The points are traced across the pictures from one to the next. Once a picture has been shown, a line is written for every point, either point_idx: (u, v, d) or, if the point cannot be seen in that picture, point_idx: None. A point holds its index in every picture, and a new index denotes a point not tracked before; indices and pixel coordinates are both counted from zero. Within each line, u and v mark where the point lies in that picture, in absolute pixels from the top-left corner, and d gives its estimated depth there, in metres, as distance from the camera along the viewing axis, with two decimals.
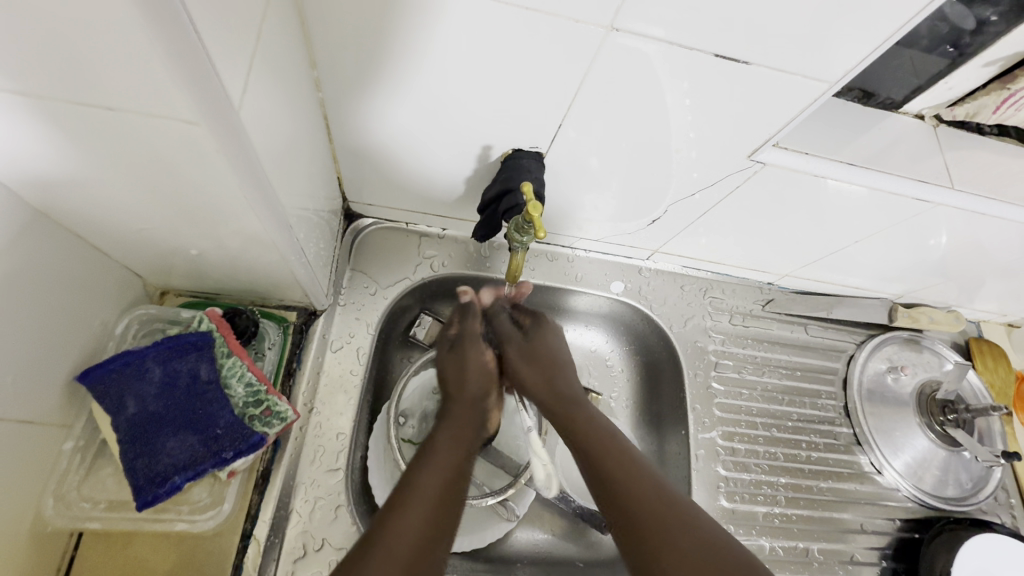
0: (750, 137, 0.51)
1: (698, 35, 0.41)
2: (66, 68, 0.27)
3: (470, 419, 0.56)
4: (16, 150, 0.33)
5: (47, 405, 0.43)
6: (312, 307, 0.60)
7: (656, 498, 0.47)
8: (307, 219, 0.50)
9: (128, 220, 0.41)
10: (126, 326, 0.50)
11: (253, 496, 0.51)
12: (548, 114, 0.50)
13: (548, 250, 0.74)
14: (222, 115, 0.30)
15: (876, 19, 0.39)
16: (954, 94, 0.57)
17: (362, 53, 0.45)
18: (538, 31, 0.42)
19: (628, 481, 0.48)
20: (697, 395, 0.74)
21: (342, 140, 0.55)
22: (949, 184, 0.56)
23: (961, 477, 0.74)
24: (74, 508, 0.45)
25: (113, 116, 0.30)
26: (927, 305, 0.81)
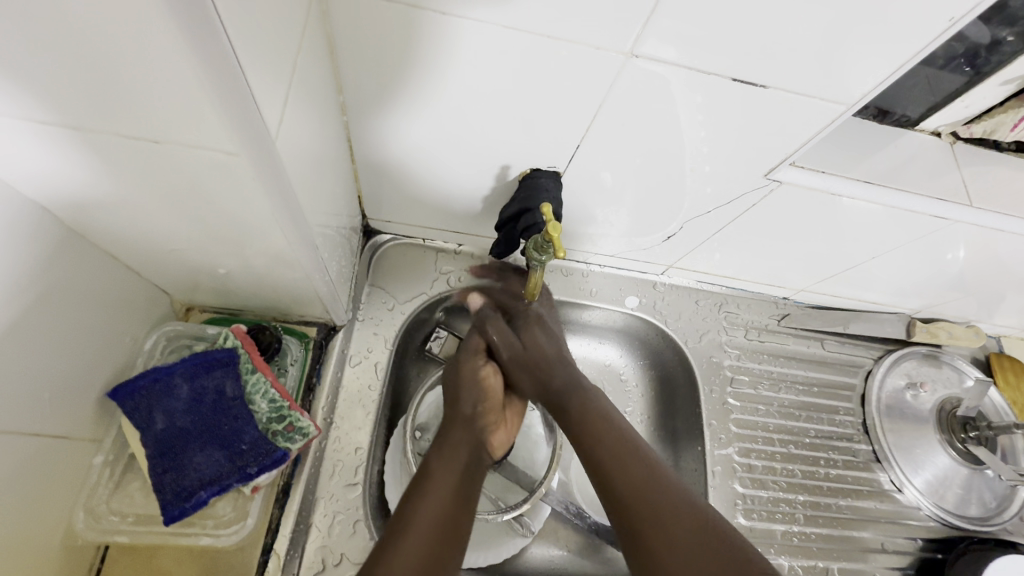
0: (767, 156, 0.52)
1: (717, 60, 0.42)
2: (116, 104, 0.28)
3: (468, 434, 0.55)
4: (59, 175, 0.34)
5: (79, 420, 0.44)
6: (332, 322, 0.61)
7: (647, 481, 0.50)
8: (331, 238, 0.51)
9: (161, 241, 0.43)
10: (153, 342, 0.51)
11: (274, 511, 0.52)
12: (566, 136, 0.51)
13: (563, 265, 0.75)
14: (260, 145, 0.31)
15: (895, 44, 0.40)
16: (971, 112, 0.58)
17: (386, 79, 0.46)
18: (560, 57, 0.43)
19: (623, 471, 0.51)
20: (713, 410, 0.73)
21: (364, 160, 0.56)
22: (967, 202, 0.56)
23: (984, 495, 0.73)
24: (103, 521, 0.45)
25: (156, 147, 0.31)
26: (945, 320, 0.80)
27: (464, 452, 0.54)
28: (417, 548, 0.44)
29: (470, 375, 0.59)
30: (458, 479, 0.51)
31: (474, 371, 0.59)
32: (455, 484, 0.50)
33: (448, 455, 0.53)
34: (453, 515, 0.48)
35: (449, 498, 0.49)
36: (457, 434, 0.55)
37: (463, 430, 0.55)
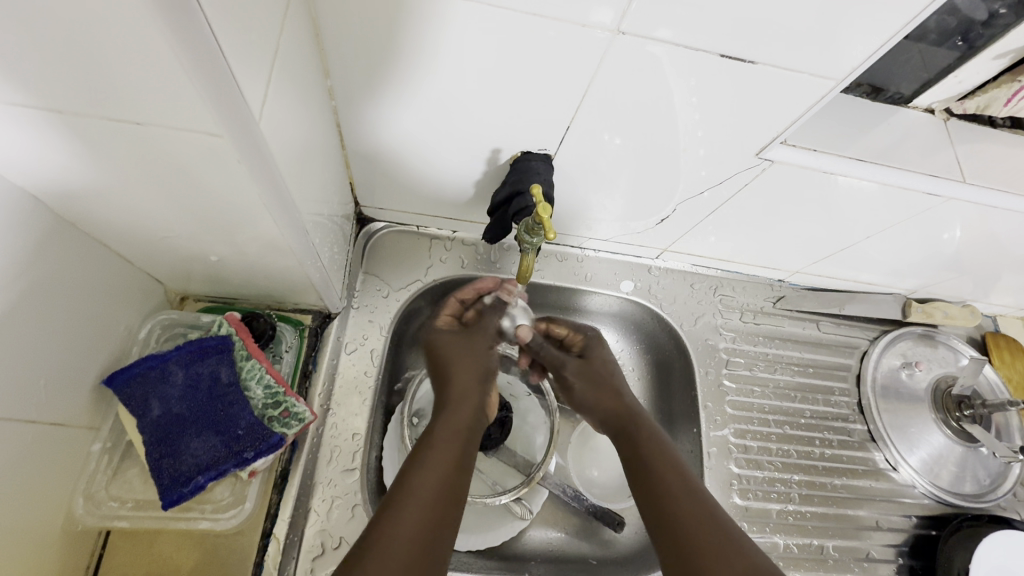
0: (759, 135, 0.51)
1: (706, 36, 0.42)
2: (97, 86, 0.28)
3: (467, 407, 0.54)
4: (44, 161, 0.34)
5: (75, 408, 0.44)
6: (326, 310, 0.61)
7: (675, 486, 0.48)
8: (322, 225, 0.51)
9: (150, 228, 0.42)
10: (148, 330, 0.52)
11: (273, 496, 0.53)
12: (556, 118, 0.51)
13: (558, 251, 0.75)
14: (244, 125, 0.31)
15: (884, 14, 0.39)
16: (964, 88, 0.57)
17: (374, 63, 0.46)
18: (547, 37, 0.42)
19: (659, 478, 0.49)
20: (709, 393, 0.74)
21: (354, 146, 0.56)
22: (960, 178, 0.55)
23: (979, 473, 0.74)
24: (102, 507, 0.46)
25: (140, 130, 0.31)
26: (941, 300, 0.80)
27: (466, 417, 0.53)
28: (418, 508, 0.43)
29: (475, 350, 0.59)
30: (461, 442, 0.50)
31: (479, 349, 0.59)
32: (459, 449, 0.50)
33: (450, 419, 0.52)
34: (456, 476, 0.47)
35: (452, 461, 0.48)
36: (456, 401, 0.54)
37: (461, 392, 0.55)
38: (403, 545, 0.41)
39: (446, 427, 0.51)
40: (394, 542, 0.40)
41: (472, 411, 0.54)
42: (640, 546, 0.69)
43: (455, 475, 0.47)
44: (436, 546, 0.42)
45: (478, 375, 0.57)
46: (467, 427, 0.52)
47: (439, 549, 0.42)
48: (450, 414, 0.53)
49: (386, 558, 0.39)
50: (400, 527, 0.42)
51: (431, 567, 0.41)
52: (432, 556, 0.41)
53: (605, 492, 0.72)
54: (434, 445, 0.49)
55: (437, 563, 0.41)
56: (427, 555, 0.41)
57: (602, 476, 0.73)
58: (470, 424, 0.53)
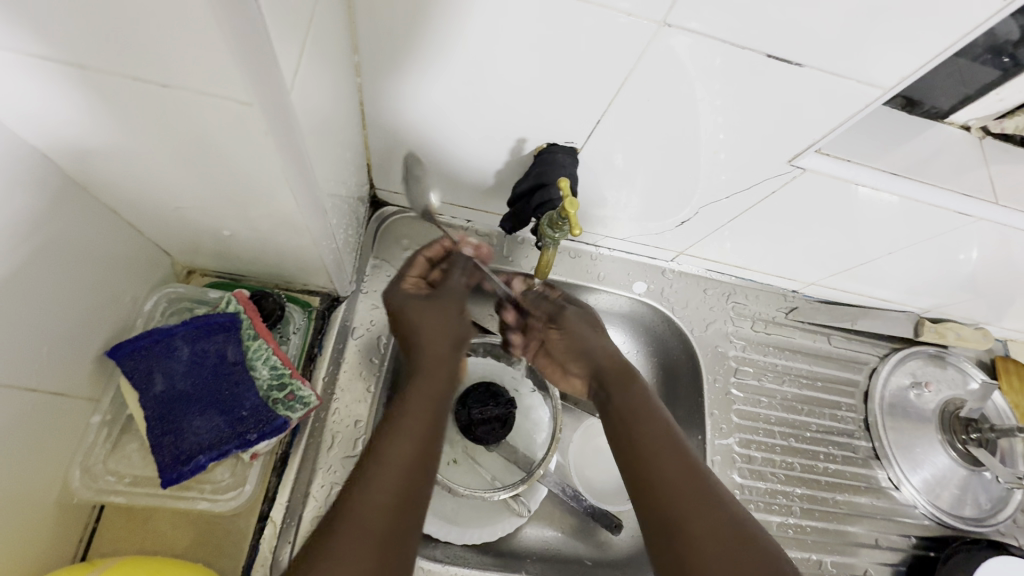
0: (792, 142, 0.50)
1: (752, 34, 0.40)
2: (125, 45, 0.27)
3: (441, 372, 0.51)
4: (58, 117, 0.32)
5: (76, 378, 0.43)
6: (335, 293, 0.60)
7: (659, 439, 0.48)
8: (338, 205, 0.49)
9: (164, 197, 0.41)
10: (154, 303, 0.50)
11: (272, 479, 0.52)
12: (587, 109, 0.49)
13: (572, 247, 0.74)
14: (274, 95, 0.29)
15: (937, 25, 0.38)
16: (1004, 106, 0.56)
17: (406, 38, 0.44)
18: (583, 25, 0.41)
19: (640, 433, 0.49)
20: (716, 400, 0.73)
21: (375, 124, 0.54)
22: (992, 199, 0.54)
23: (980, 497, 0.73)
24: (99, 481, 0.45)
25: (164, 92, 0.30)
26: (954, 321, 0.79)
27: (440, 380, 0.50)
28: (391, 478, 0.42)
29: (444, 310, 0.55)
30: (436, 405, 0.48)
31: (452, 315, 0.55)
32: (430, 415, 0.47)
33: (423, 384, 0.49)
34: (429, 443, 0.46)
35: (426, 429, 0.46)
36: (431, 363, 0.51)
37: (439, 356, 0.52)
38: (374, 516, 0.40)
39: (420, 392, 0.49)
40: (367, 516, 0.40)
41: (447, 372, 0.51)
42: (636, 549, 0.69)
43: (426, 441, 0.46)
44: (410, 515, 0.41)
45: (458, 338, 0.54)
46: (440, 391, 0.50)
47: (414, 515, 0.42)
48: (423, 380, 0.50)
49: (358, 532, 0.39)
50: (373, 497, 0.41)
51: (404, 535, 0.40)
52: (407, 521, 0.41)
53: (604, 494, 0.72)
54: (407, 410, 0.47)
55: (410, 530, 0.41)
56: (401, 520, 0.41)
57: (601, 478, 0.73)
58: (445, 388, 0.50)
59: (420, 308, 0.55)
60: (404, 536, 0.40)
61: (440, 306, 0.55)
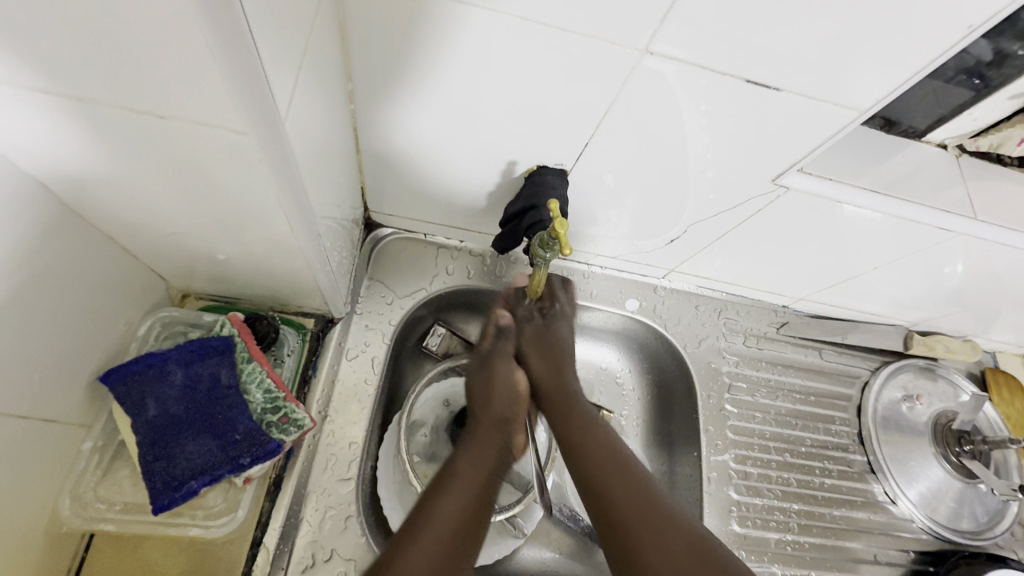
0: (775, 162, 0.52)
1: (730, 62, 0.42)
2: (125, 79, 0.27)
3: (492, 441, 0.54)
4: (57, 147, 0.33)
5: (68, 405, 0.43)
6: (330, 315, 0.60)
7: (606, 456, 0.51)
8: (333, 228, 0.50)
9: (161, 223, 0.42)
10: (148, 328, 0.50)
11: (265, 504, 0.51)
12: (576, 133, 0.51)
13: (564, 266, 0.75)
14: (270, 125, 0.30)
15: (908, 48, 0.40)
16: (977, 125, 0.58)
17: (399, 69, 0.45)
18: (570, 52, 0.42)
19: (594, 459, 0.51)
20: (710, 416, 0.73)
21: (369, 149, 0.55)
22: (971, 215, 0.56)
23: (976, 510, 0.73)
24: (89, 509, 0.44)
25: (163, 124, 0.31)
26: (942, 334, 0.80)
27: (492, 450, 0.54)
28: (438, 540, 0.44)
29: (502, 381, 0.58)
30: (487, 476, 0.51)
31: (504, 382, 0.58)
32: (479, 483, 0.50)
33: (475, 450, 0.53)
34: (476, 509, 0.48)
35: (475, 494, 0.49)
36: (482, 433, 0.55)
37: (490, 428, 0.55)
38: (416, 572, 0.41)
39: (472, 460, 0.52)
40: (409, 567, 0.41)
41: (499, 445, 0.54)
42: None
43: (473, 508, 0.48)
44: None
45: (506, 414, 0.57)
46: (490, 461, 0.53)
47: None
48: (475, 447, 0.53)
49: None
50: (421, 553, 0.43)
51: None
52: None
53: None
54: (458, 474, 0.50)
55: None
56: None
57: None
58: (495, 460, 0.53)
59: (478, 377, 0.59)
60: None
61: (495, 375, 0.59)
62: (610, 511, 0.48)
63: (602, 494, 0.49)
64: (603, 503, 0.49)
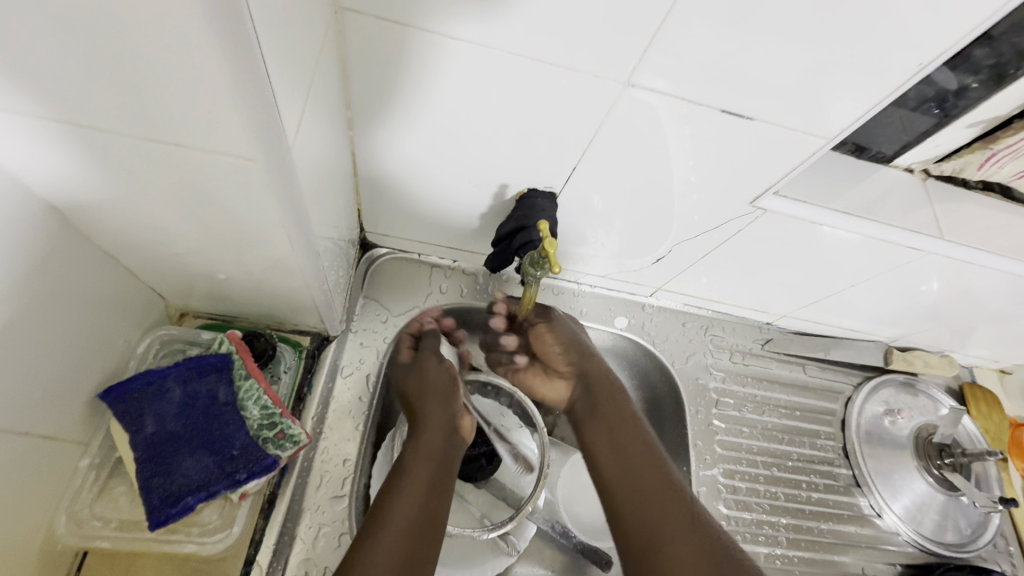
0: (752, 185, 0.54)
1: (707, 94, 0.45)
2: (142, 110, 0.29)
3: (438, 433, 0.55)
4: (72, 172, 0.34)
5: (68, 422, 0.43)
6: (325, 333, 0.61)
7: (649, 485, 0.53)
8: (331, 248, 0.52)
9: (165, 244, 0.43)
10: (147, 346, 0.51)
11: (259, 521, 0.52)
12: (564, 158, 0.53)
13: (554, 284, 0.77)
14: (279, 153, 0.32)
15: (869, 82, 0.43)
16: (941, 151, 0.61)
17: (396, 99, 0.48)
18: (558, 83, 0.45)
19: (636, 474, 0.54)
20: (698, 431, 0.75)
21: (365, 173, 0.57)
22: (938, 235, 0.59)
23: (959, 522, 0.75)
24: (85, 526, 0.45)
25: (175, 151, 0.32)
26: (921, 349, 0.83)
27: (438, 439, 0.54)
28: (397, 536, 0.44)
29: (428, 371, 0.59)
30: (434, 465, 0.52)
31: (439, 371, 0.60)
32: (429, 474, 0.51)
33: (420, 445, 0.53)
34: (431, 501, 0.49)
35: (427, 486, 0.50)
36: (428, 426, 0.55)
37: (436, 420, 0.55)
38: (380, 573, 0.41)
39: (419, 454, 0.52)
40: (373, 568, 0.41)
41: (443, 435, 0.55)
42: None
43: (426, 499, 0.49)
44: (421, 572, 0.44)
45: (445, 398, 0.58)
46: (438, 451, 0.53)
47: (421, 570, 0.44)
48: (420, 441, 0.54)
49: None
50: (382, 551, 0.43)
51: None
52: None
53: (594, 531, 0.72)
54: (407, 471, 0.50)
55: None
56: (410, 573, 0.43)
57: (590, 514, 0.72)
58: (442, 450, 0.54)
59: (403, 374, 0.60)
60: None
61: (427, 368, 0.60)
62: (647, 532, 0.50)
63: (634, 508, 0.52)
64: (640, 516, 0.52)
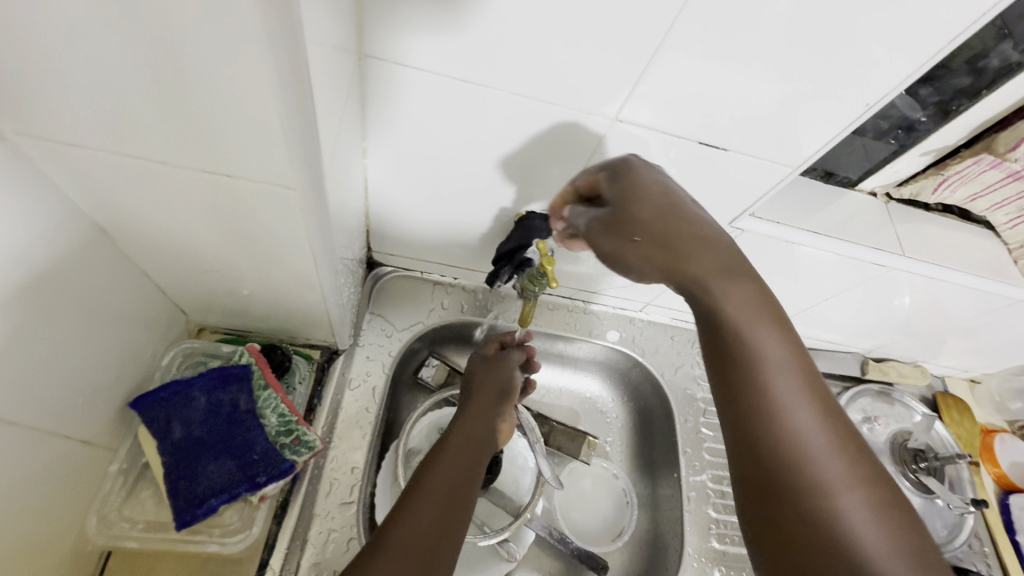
0: (730, 208, 0.60)
1: (687, 128, 0.50)
2: (197, 146, 0.34)
3: (479, 422, 0.58)
4: (124, 198, 0.39)
5: (101, 428, 0.47)
6: (334, 346, 0.65)
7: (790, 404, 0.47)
8: (346, 267, 0.56)
9: (197, 262, 0.47)
10: (170, 358, 0.55)
11: (272, 526, 0.54)
12: (560, 183, 0.58)
13: (550, 300, 0.81)
14: (313, 182, 0.37)
15: (828, 118, 0.49)
16: (901, 177, 0.67)
17: (409, 134, 0.53)
18: (555, 118, 0.50)
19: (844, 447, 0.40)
20: (688, 439, 0.78)
21: (376, 199, 0.62)
22: (900, 252, 0.64)
23: (936, 524, 0.79)
24: (114, 527, 0.47)
25: (220, 181, 0.37)
26: (895, 360, 0.88)
27: (481, 425, 0.58)
28: (429, 508, 0.47)
29: (493, 367, 0.64)
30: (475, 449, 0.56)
31: (502, 368, 0.64)
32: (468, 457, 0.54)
33: (463, 428, 0.57)
34: (467, 481, 0.52)
35: (463, 467, 0.53)
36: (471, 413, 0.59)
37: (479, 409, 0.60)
38: (412, 537, 0.44)
39: (461, 436, 0.56)
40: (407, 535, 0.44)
41: (488, 425, 0.59)
42: None
43: (463, 478, 0.52)
44: (447, 541, 0.46)
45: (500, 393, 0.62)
46: (477, 435, 0.57)
47: (448, 541, 0.46)
48: (464, 426, 0.58)
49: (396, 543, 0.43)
50: (415, 517, 0.46)
51: (439, 552, 0.45)
52: (442, 546, 0.45)
53: (590, 535, 0.74)
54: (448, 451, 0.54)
55: (444, 552, 0.45)
56: (437, 540, 0.45)
57: (585, 520, 0.75)
58: (483, 436, 0.58)
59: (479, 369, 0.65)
60: (436, 559, 0.44)
61: (498, 365, 0.65)
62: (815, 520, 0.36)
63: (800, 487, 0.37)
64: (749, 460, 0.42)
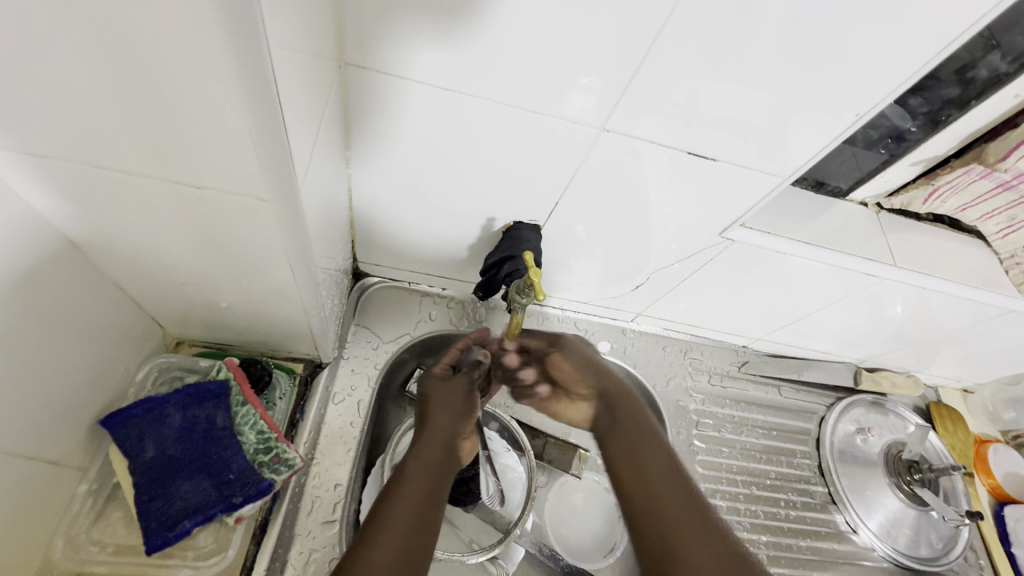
0: (720, 218, 0.59)
1: (675, 139, 0.50)
2: (167, 157, 0.33)
3: (437, 446, 0.56)
4: (91, 211, 0.37)
5: (69, 448, 0.45)
6: (317, 360, 0.63)
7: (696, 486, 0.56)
8: (328, 278, 0.55)
9: (172, 275, 0.46)
10: (145, 373, 0.53)
11: (251, 547, 0.52)
12: (548, 194, 0.57)
13: (540, 311, 0.80)
14: (288, 194, 0.36)
15: (817, 129, 0.48)
16: (891, 186, 0.67)
17: (393, 144, 0.52)
18: (540, 127, 0.49)
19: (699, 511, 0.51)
20: (680, 452, 0.77)
21: (361, 210, 0.60)
22: (891, 262, 0.64)
23: (931, 536, 0.78)
24: (81, 551, 0.45)
25: (191, 192, 0.36)
26: (888, 369, 0.87)
27: (436, 449, 0.56)
28: (392, 541, 0.44)
29: (451, 387, 0.62)
30: (434, 475, 0.53)
31: (458, 387, 0.62)
32: (428, 482, 0.52)
33: (420, 454, 0.54)
34: (430, 510, 0.49)
35: (425, 495, 0.50)
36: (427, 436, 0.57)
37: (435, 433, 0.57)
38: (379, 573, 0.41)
39: (420, 463, 0.53)
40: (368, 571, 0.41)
41: (442, 449, 0.56)
42: None
43: (425, 504, 0.49)
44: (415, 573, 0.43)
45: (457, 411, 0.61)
46: (435, 462, 0.54)
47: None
48: (421, 450, 0.55)
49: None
50: (379, 552, 0.42)
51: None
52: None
53: (581, 552, 0.71)
54: (406, 479, 0.51)
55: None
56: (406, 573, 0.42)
57: (575, 536, 0.72)
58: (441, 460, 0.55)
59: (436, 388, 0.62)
60: None
61: (453, 385, 0.63)
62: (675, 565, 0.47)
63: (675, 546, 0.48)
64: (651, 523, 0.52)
